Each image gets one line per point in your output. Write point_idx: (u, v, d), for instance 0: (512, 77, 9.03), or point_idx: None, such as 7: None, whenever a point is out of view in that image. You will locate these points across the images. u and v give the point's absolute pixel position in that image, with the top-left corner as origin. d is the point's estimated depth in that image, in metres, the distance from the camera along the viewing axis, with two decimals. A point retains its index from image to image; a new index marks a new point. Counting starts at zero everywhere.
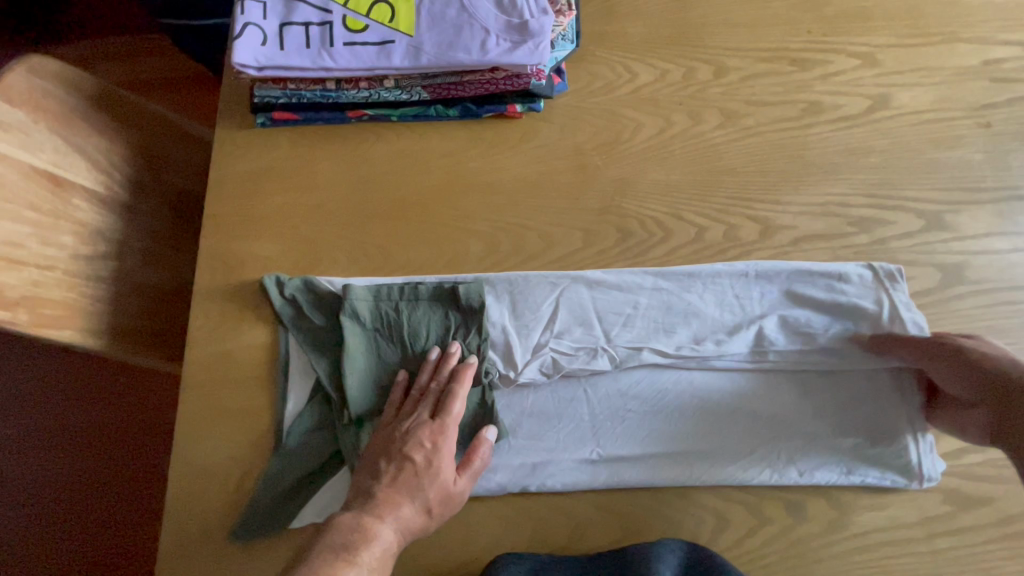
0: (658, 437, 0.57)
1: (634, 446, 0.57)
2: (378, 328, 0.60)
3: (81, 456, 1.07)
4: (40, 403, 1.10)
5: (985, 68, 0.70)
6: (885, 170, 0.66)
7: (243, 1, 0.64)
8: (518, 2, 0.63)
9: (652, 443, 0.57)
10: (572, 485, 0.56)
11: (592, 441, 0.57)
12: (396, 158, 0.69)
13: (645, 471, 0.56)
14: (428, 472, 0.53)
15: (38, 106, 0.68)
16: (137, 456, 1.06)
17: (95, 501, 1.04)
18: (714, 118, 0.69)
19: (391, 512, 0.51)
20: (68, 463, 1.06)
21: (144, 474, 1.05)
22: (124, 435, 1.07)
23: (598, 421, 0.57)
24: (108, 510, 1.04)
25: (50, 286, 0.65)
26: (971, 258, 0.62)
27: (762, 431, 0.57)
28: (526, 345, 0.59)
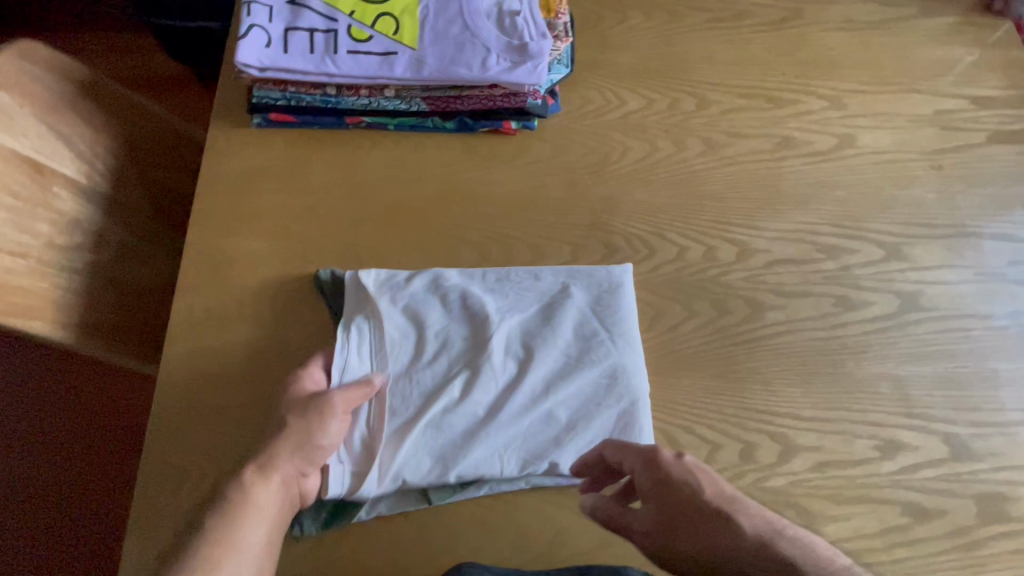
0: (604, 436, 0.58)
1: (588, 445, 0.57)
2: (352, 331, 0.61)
3: (52, 456, 1.07)
4: (8, 404, 1.10)
5: (937, 117, 0.77)
6: (850, 203, 0.71)
7: (249, 3, 0.65)
8: (519, 25, 0.67)
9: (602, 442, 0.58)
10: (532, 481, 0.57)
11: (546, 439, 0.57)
12: (391, 166, 0.70)
13: None
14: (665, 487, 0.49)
15: (25, 90, 0.67)
16: (112, 457, 1.07)
17: (55, 504, 1.04)
18: (696, 146, 0.73)
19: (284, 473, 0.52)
20: (37, 463, 1.07)
21: (117, 475, 1.06)
22: (100, 436, 1.09)
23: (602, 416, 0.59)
24: (77, 510, 1.04)
25: (21, 274, 0.63)
26: (925, 288, 0.67)
27: (738, 443, 0.59)
28: (587, 346, 0.61)
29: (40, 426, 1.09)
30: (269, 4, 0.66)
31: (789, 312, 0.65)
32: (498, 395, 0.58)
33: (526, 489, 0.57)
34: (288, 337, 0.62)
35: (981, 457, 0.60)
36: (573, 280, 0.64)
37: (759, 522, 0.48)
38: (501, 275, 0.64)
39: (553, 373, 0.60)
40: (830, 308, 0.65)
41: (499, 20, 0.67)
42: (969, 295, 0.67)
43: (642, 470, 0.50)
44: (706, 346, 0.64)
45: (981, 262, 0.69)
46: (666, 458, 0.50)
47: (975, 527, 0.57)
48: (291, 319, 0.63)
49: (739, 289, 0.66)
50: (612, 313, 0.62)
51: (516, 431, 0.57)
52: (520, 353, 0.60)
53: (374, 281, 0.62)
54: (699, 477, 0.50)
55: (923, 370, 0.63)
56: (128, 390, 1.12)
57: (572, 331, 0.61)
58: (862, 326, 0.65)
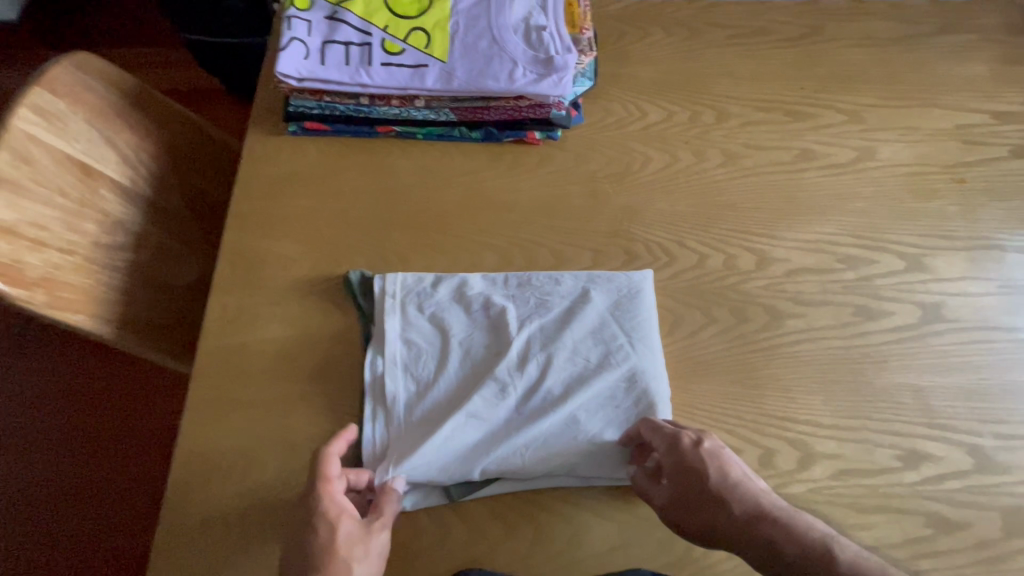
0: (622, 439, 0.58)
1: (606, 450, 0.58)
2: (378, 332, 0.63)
3: (77, 453, 1.10)
4: (43, 402, 1.14)
5: (958, 132, 0.77)
6: (870, 214, 0.72)
7: (290, 18, 0.69)
8: (545, 39, 0.69)
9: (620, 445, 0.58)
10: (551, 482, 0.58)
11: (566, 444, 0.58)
12: (419, 173, 0.73)
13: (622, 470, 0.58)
14: (685, 466, 0.53)
15: (79, 98, 0.71)
16: (135, 455, 1.10)
17: (84, 502, 1.06)
18: (716, 157, 0.75)
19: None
20: (64, 460, 1.09)
21: (139, 474, 1.09)
22: (124, 435, 1.11)
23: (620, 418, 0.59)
24: (99, 505, 1.06)
25: (68, 271, 0.66)
26: (947, 299, 0.67)
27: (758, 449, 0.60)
28: (607, 352, 0.62)
29: (68, 423, 1.12)
30: (308, 19, 0.69)
31: (809, 320, 0.66)
32: (518, 399, 0.59)
33: (545, 488, 0.58)
34: (317, 335, 0.65)
35: (1007, 470, 0.59)
36: (592, 285, 0.65)
37: (762, 501, 0.51)
38: (521, 281, 0.66)
39: (573, 378, 0.60)
40: (851, 317, 0.66)
41: (525, 34, 0.70)
42: (993, 307, 0.67)
43: (665, 452, 0.54)
44: (725, 352, 0.64)
45: (1005, 274, 0.69)
46: (683, 441, 0.54)
47: (1001, 539, 0.56)
48: (320, 317, 0.65)
49: (759, 297, 0.67)
50: (632, 320, 0.63)
51: (538, 434, 0.57)
52: (541, 357, 0.61)
53: (399, 286, 0.65)
54: (714, 460, 0.53)
55: (946, 381, 0.63)
56: (158, 390, 1.15)
57: (591, 337, 0.62)
58: (883, 336, 0.65)
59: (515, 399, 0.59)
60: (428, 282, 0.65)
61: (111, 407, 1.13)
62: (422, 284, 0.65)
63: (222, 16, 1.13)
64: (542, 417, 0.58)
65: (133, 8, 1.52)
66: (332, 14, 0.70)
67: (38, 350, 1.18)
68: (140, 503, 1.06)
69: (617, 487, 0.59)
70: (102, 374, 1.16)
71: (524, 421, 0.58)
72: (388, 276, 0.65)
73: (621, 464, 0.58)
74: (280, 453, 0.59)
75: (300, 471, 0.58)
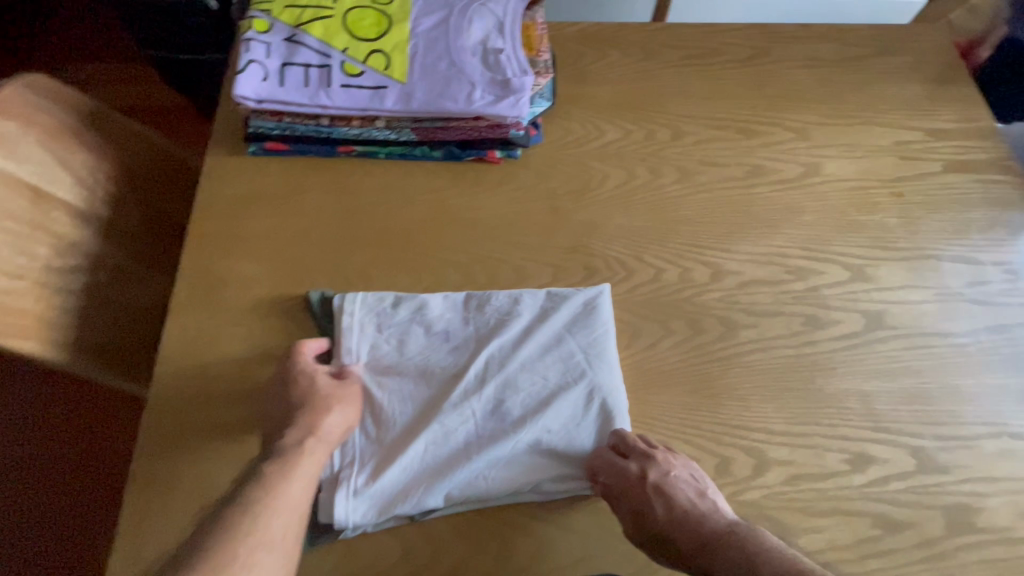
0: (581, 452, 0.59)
1: (565, 464, 0.59)
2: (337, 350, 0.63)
3: (29, 484, 1.06)
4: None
5: (896, 148, 0.82)
6: (817, 227, 0.75)
7: (248, 40, 0.69)
8: (502, 61, 0.71)
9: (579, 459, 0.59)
10: (512, 500, 0.58)
11: (525, 461, 0.58)
12: (381, 192, 0.74)
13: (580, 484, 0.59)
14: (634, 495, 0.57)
15: (31, 120, 0.70)
16: (91, 485, 1.06)
17: (40, 533, 1.02)
18: (672, 174, 0.78)
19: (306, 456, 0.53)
20: (19, 490, 1.05)
21: (95, 504, 1.05)
22: (80, 464, 1.07)
23: (579, 435, 0.60)
24: (52, 539, 1.02)
25: (19, 296, 0.65)
26: (889, 307, 0.70)
27: (714, 456, 0.62)
28: (565, 372, 0.63)
29: (21, 453, 1.08)
30: (267, 41, 0.70)
31: (761, 330, 0.68)
32: (478, 419, 0.60)
33: (508, 503, 0.59)
34: (278, 355, 0.64)
35: (948, 470, 0.62)
36: (551, 303, 0.66)
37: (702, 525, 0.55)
38: (480, 301, 0.66)
39: (532, 396, 0.61)
40: (800, 326, 0.68)
41: (483, 56, 0.72)
42: (931, 314, 0.70)
43: (614, 484, 0.57)
44: (682, 363, 0.66)
45: (942, 283, 0.73)
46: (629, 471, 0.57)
47: (944, 537, 0.59)
48: (281, 338, 0.65)
49: (713, 309, 0.69)
50: (591, 339, 0.64)
51: (497, 456, 0.58)
52: (501, 378, 0.62)
53: (359, 305, 0.65)
54: (659, 491, 0.57)
55: (890, 385, 0.66)
56: (119, 414, 1.11)
57: (549, 357, 0.63)
58: (831, 344, 0.68)
59: (475, 421, 0.60)
60: (389, 301, 0.66)
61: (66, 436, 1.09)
62: (382, 303, 0.65)
63: (185, 34, 1.13)
64: (500, 438, 0.59)
65: (94, 25, 1.49)
66: (291, 37, 0.70)
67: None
68: (95, 535, 1.02)
69: (579, 499, 0.59)
70: (58, 401, 1.12)
71: (483, 443, 0.59)
72: (349, 295, 0.65)
73: (579, 481, 0.59)
74: (240, 477, 0.58)
75: None
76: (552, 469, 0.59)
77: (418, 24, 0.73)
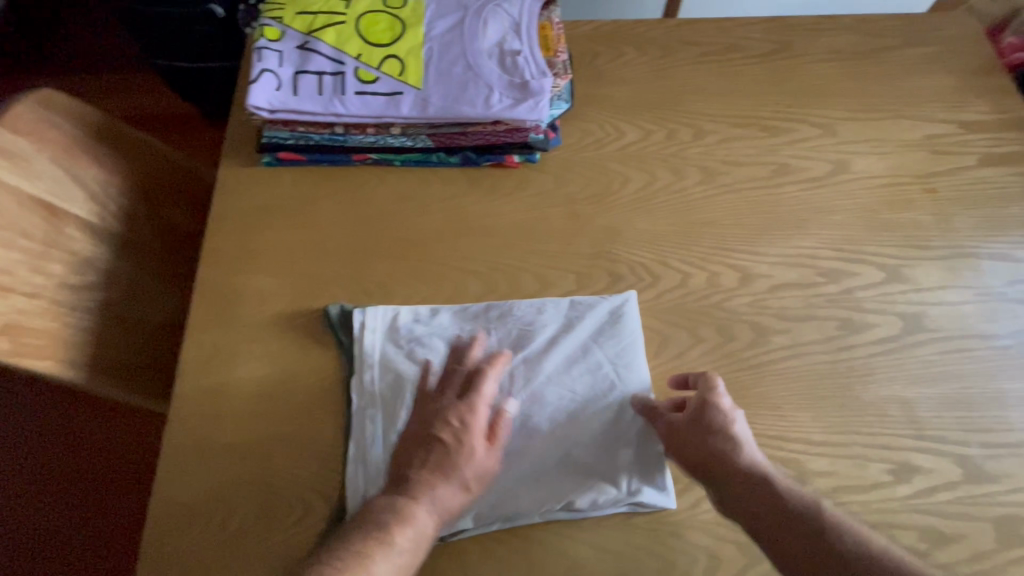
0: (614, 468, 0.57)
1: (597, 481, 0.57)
2: (358, 367, 0.61)
3: (50, 501, 1.06)
4: (21, 445, 1.10)
5: (927, 142, 0.79)
6: (848, 227, 0.72)
7: (260, 49, 0.68)
8: (519, 64, 0.69)
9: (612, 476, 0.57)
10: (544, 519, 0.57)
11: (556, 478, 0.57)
12: (397, 200, 0.72)
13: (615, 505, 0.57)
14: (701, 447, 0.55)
15: (42, 136, 0.69)
16: (111, 501, 1.06)
17: (63, 547, 1.03)
18: (695, 175, 0.75)
19: (429, 497, 0.52)
20: (42, 504, 1.06)
21: (115, 520, 1.04)
22: (99, 480, 1.07)
23: (609, 451, 0.58)
24: (75, 555, 1.02)
25: (35, 315, 0.64)
26: (927, 309, 0.68)
27: None
28: (596, 385, 0.60)
29: (41, 470, 1.08)
30: (279, 49, 0.68)
31: (794, 336, 0.66)
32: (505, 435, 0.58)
33: (539, 521, 0.56)
34: (298, 372, 0.63)
35: (996, 478, 0.59)
36: (575, 312, 0.64)
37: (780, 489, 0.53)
38: (501, 313, 0.64)
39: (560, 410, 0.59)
40: (834, 331, 0.66)
41: (500, 59, 0.69)
42: (971, 315, 0.68)
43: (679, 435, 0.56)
44: (713, 371, 0.64)
45: (981, 282, 0.70)
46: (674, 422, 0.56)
47: (995, 550, 0.56)
48: (301, 353, 0.64)
49: (743, 314, 0.67)
50: (619, 350, 0.62)
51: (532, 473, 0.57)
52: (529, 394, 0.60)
53: (379, 319, 0.64)
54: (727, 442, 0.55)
55: (931, 391, 0.63)
56: (138, 427, 1.11)
57: (578, 370, 0.61)
58: (868, 348, 0.65)
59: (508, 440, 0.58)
60: (408, 313, 0.64)
61: (85, 452, 1.09)
62: (403, 316, 0.64)
63: (192, 43, 1.12)
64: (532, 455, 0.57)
65: (101, 37, 1.49)
66: (303, 44, 0.69)
67: (14, 391, 1.15)
68: (117, 550, 1.02)
69: (612, 517, 0.57)
70: (76, 416, 1.12)
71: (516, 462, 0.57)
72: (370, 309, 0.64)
73: (614, 497, 0.57)
74: (263, 498, 0.57)
75: (284, 517, 0.56)
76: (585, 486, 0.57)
77: (432, 28, 0.71)
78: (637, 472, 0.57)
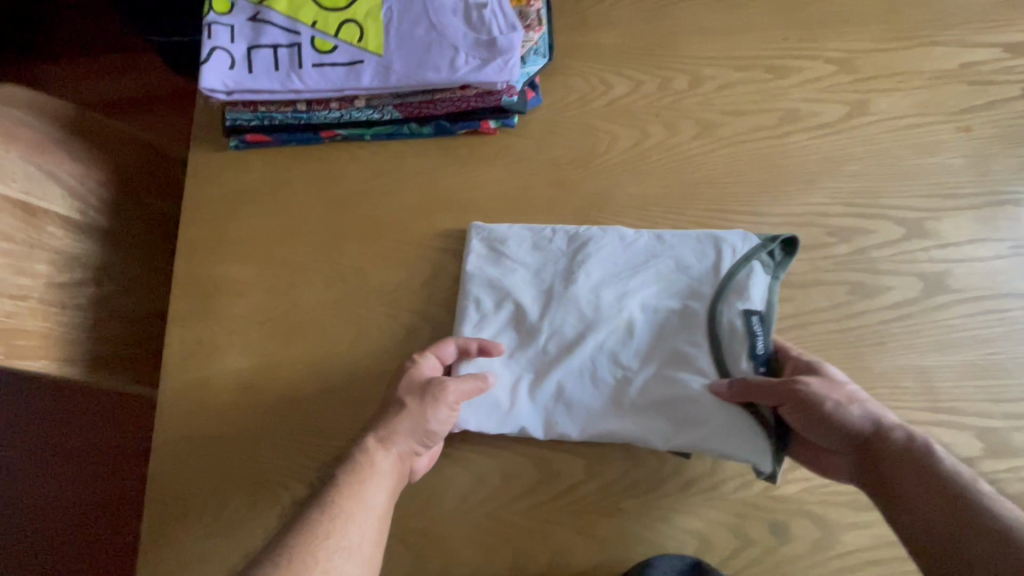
0: (574, 404, 0.57)
1: (553, 416, 0.57)
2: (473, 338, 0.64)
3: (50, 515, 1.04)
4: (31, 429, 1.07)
5: (963, 71, 0.69)
6: (864, 177, 0.65)
7: (210, 25, 0.63)
8: (487, 18, 0.62)
9: (577, 416, 0.57)
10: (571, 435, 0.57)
11: (553, 414, 0.57)
12: (370, 177, 0.68)
13: (573, 424, 0.57)
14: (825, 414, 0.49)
15: (10, 134, 0.67)
16: (109, 511, 1.04)
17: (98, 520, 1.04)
18: (691, 128, 0.68)
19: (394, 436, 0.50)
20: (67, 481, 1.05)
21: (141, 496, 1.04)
22: (98, 491, 1.05)
23: (570, 387, 0.58)
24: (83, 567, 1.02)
25: (25, 317, 0.65)
26: (952, 266, 0.61)
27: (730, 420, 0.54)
28: (757, 317, 0.57)
29: (51, 455, 1.06)
30: (229, 23, 0.64)
31: (797, 305, 0.60)
32: (528, 370, 0.59)
33: (526, 505, 0.55)
34: (277, 361, 0.62)
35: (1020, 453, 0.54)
36: (569, 244, 0.63)
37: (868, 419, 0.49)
38: (542, 237, 0.63)
39: (537, 353, 0.59)
40: (844, 296, 0.60)
41: (466, 14, 0.63)
42: (1005, 272, 0.60)
43: (791, 407, 0.51)
44: None
45: (1018, 232, 0.62)
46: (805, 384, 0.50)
47: None
48: (278, 343, 0.62)
49: None
50: (517, 289, 0.61)
51: (502, 381, 0.58)
52: (732, 287, 0.59)
53: (485, 283, 0.62)
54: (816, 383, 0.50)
55: (953, 359, 0.57)
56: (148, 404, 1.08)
57: (575, 318, 0.60)
58: (881, 314, 0.59)
59: (482, 270, 0.62)
60: (471, 269, 0.62)
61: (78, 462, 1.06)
62: (469, 266, 0.63)
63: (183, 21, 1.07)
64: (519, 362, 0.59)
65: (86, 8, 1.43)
66: (255, 16, 0.64)
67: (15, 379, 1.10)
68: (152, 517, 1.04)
69: (600, 500, 0.55)
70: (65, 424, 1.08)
71: (525, 317, 0.61)
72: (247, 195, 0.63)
73: (550, 419, 0.57)
74: (255, 488, 0.58)
75: (270, 504, 0.57)
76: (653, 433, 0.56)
77: None
78: (536, 308, 0.61)
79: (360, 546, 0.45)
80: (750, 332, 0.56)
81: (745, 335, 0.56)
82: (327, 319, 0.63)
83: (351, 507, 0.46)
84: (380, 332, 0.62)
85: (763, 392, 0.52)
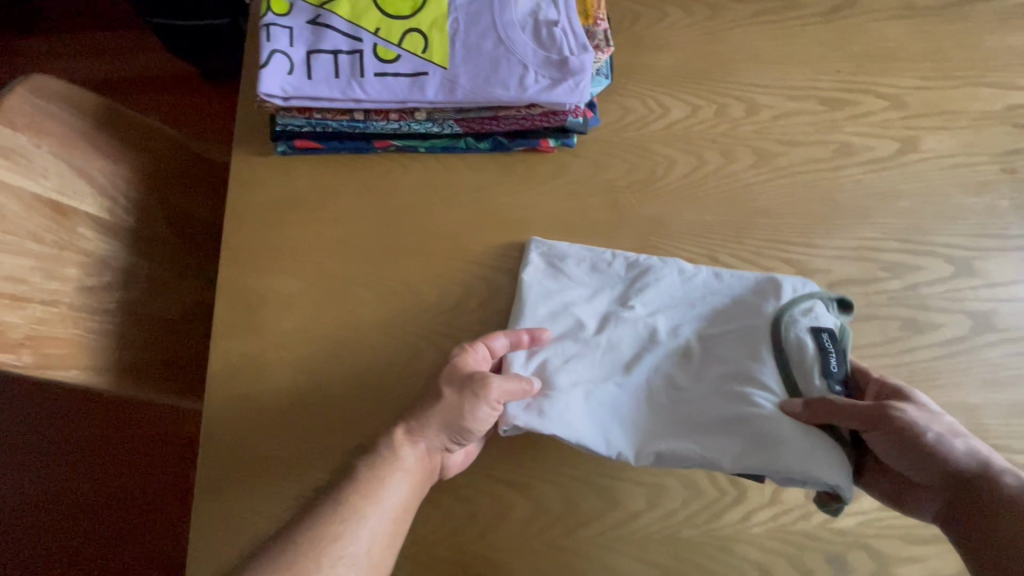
0: (633, 422, 0.56)
1: (609, 433, 0.55)
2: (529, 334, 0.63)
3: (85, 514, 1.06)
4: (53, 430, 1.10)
5: (1007, 114, 0.71)
6: (915, 214, 0.66)
7: (268, 25, 0.61)
8: (558, 36, 0.61)
9: (635, 433, 0.55)
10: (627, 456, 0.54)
11: (610, 431, 0.55)
12: (424, 191, 0.67)
13: (631, 442, 0.55)
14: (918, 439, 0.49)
15: (40, 127, 0.63)
16: (128, 511, 1.06)
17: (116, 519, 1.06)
18: (747, 157, 0.69)
19: (419, 434, 0.51)
20: (85, 482, 1.08)
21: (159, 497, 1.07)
22: (127, 494, 1.07)
23: (629, 404, 0.57)
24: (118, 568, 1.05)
25: (55, 323, 0.61)
26: (998, 306, 0.63)
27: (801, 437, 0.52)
28: (827, 335, 0.55)
29: (70, 457, 1.09)
30: (288, 26, 0.61)
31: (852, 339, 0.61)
32: (585, 384, 0.57)
33: (590, 534, 0.55)
34: (330, 380, 0.60)
35: None
36: (630, 268, 0.62)
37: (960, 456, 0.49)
38: (600, 259, 0.63)
39: (596, 369, 0.58)
40: (897, 332, 0.62)
41: (535, 31, 0.62)
42: None
43: (880, 431, 0.50)
44: None
45: None
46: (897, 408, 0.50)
47: None
48: (329, 360, 0.60)
49: None
50: (575, 304, 0.61)
51: (560, 393, 0.56)
52: (797, 305, 0.57)
53: (541, 295, 0.61)
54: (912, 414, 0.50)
55: (1000, 397, 0.59)
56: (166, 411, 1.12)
57: (634, 334, 0.59)
58: (932, 351, 0.61)
59: (540, 287, 0.61)
60: (526, 282, 0.62)
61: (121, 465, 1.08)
62: (524, 276, 0.62)
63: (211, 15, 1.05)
64: (577, 374, 0.58)
65: None
66: (315, 19, 0.62)
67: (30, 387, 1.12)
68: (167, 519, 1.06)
69: (664, 530, 0.55)
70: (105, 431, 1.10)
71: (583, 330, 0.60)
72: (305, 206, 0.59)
73: (609, 436, 0.55)
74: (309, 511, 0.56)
75: None
76: (728, 452, 0.53)
77: None
78: (597, 325, 0.60)
79: (373, 540, 0.47)
80: (818, 348, 0.55)
81: (816, 353, 0.55)
82: (381, 337, 0.61)
83: (364, 501, 0.48)
84: (437, 352, 0.61)
85: (848, 417, 0.51)
